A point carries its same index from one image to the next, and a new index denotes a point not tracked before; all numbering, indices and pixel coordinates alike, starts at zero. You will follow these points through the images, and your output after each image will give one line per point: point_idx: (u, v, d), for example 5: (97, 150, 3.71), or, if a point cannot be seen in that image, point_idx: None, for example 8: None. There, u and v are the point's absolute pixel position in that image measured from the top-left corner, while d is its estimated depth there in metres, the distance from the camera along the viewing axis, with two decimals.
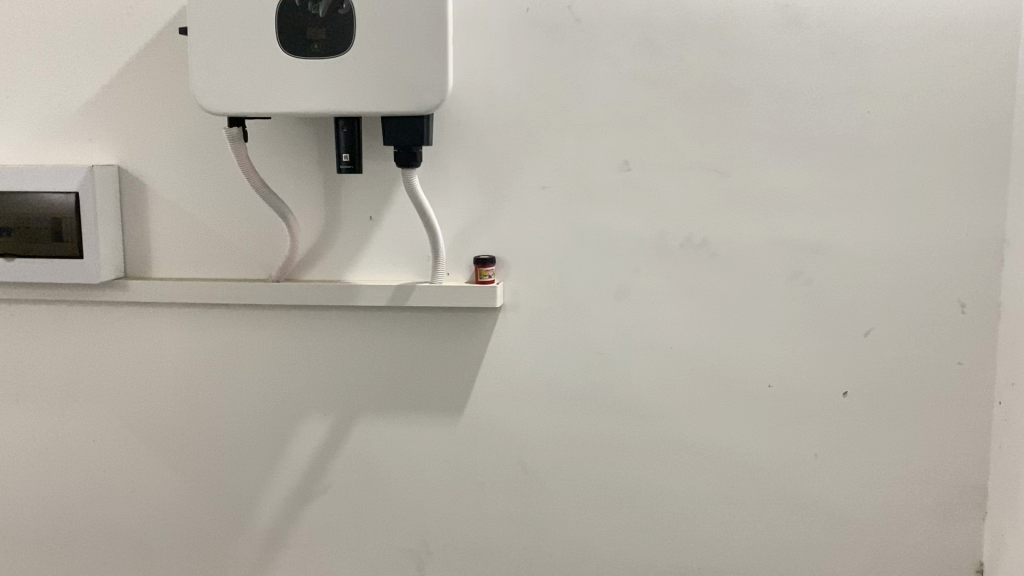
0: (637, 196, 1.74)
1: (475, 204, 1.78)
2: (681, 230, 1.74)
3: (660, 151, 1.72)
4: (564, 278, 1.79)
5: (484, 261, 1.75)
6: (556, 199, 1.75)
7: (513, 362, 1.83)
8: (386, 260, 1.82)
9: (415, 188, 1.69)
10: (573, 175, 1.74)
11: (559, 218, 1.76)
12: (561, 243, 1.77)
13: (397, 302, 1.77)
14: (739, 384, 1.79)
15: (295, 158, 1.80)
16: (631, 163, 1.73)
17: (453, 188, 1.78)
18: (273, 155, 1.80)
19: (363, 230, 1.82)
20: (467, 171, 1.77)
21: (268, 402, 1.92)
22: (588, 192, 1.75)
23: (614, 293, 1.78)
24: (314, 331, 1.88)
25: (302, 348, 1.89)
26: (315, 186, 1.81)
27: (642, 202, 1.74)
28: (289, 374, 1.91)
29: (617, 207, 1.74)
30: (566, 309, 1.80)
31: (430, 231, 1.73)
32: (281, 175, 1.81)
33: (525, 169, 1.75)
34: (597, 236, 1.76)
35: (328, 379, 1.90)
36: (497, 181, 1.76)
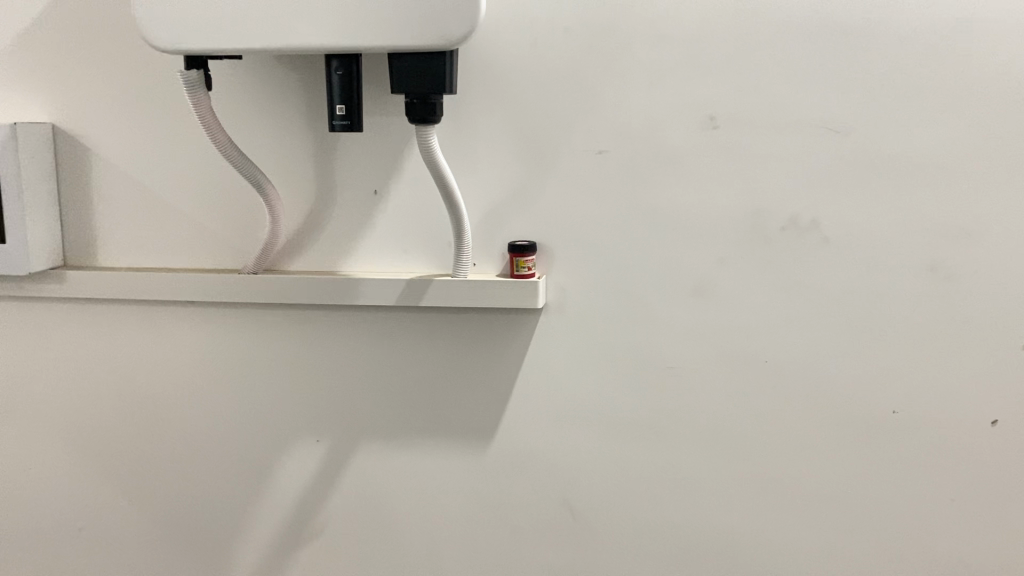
0: (725, 163, 1.32)
1: (511, 173, 1.37)
2: (783, 208, 1.32)
3: (758, 104, 1.30)
4: (625, 270, 1.38)
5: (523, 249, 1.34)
6: (618, 168, 1.34)
7: (559, 377, 1.43)
8: (394, 246, 1.41)
9: (434, 152, 1.28)
10: (640, 135, 1.33)
11: (621, 191, 1.35)
12: (623, 224, 1.36)
13: (409, 299, 1.38)
14: (852, 408, 1.38)
15: (275, 113, 1.38)
16: (717, 119, 1.31)
17: (481, 153, 1.36)
18: (247, 109, 1.38)
19: (365, 206, 1.41)
20: (501, 130, 1.35)
21: (246, 424, 1.52)
22: (661, 157, 1.33)
23: (692, 290, 1.37)
24: (304, 335, 1.48)
25: (289, 355, 1.49)
26: (302, 149, 1.39)
27: (732, 171, 1.32)
28: (272, 389, 1.51)
29: (698, 177, 1.33)
30: (628, 310, 1.39)
31: (453, 209, 1.32)
32: (257, 136, 1.39)
33: (577, 127, 1.33)
34: (671, 215, 1.35)
35: (322, 396, 1.50)
36: (540, 144, 1.35)
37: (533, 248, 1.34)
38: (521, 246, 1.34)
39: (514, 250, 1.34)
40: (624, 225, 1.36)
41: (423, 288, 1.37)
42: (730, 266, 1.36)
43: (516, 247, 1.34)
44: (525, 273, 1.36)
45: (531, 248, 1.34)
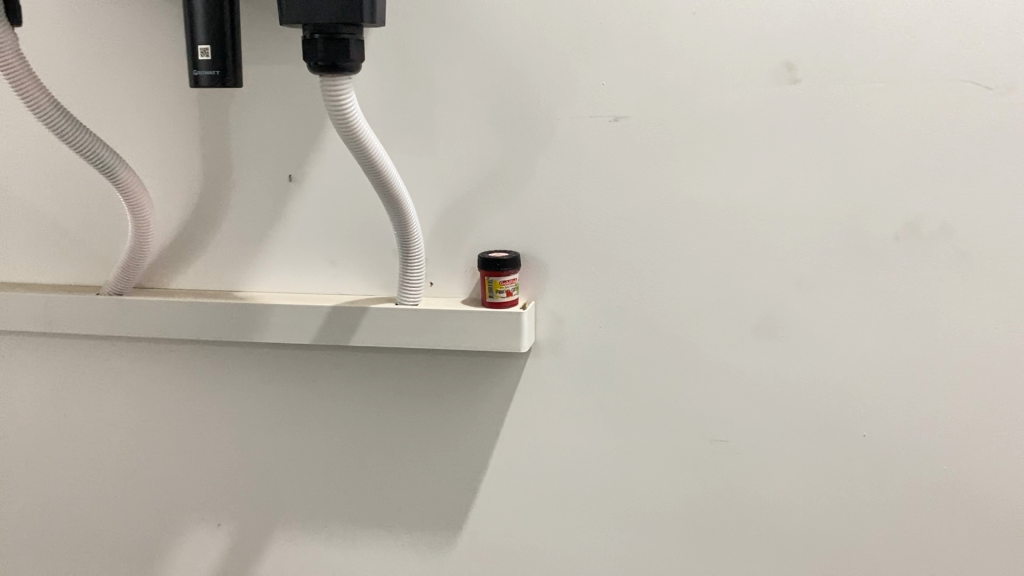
0: (809, 137, 0.85)
1: (483, 149, 0.91)
2: (898, 207, 0.86)
3: (865, 46, 0.82)
4: (652, 296, 0.92)
5: (497, 267, 0.89)
6: (643, 142, 0.88)
7: (555, 446, 0.99)
8: (316, 255, 0.97)
9: (359, 123, 0.82)
10: (677, 93, 0.86)
11: (647, 178, 0.89)
12: (649, 228, 0.90)
13: (336, 335, 0.94)
14: (991, 504, 0.93)
15: (144, 61, 0.95)
16: (799, 70, 0.84)
17: (438, 119, 0.91)
18: (105, 53, 0.95)
19: (274, 198, 0.97)
20: (466, 88, 0.90)
21: (120, 499, 1.09)
22: (710, 126, 0.87)
23: (753, 329, 0.91)
24: (191, 383, 1.04)
25: (173, 410, 1.05)
26: (185, 115, 0.96)
27: (820, 150, 0.86)
28: (154, 454, 1.07)
29: (766, 160, 0.87)
30: (655, 355, 0.94)
31: (393, 203, 0.88)
32: (122, 94, 0.96)
33: (581, 80, 0.88)
34: (724, 214, 0.89)
35: (221, 467, 1.06)
36: (526, 108, 0.89)
37: (513, 264, 0.90)
38: (494, 262, 0.89)
39: (484, 266, 0.90)
40: (653, 229, 0.90)
41: (355, 319, 0.94)
42: (812, 294, 0.90)
43: (487, 263, 0.90)
44: (501, 300, 0.91)
45: (510, 265, 0.89)
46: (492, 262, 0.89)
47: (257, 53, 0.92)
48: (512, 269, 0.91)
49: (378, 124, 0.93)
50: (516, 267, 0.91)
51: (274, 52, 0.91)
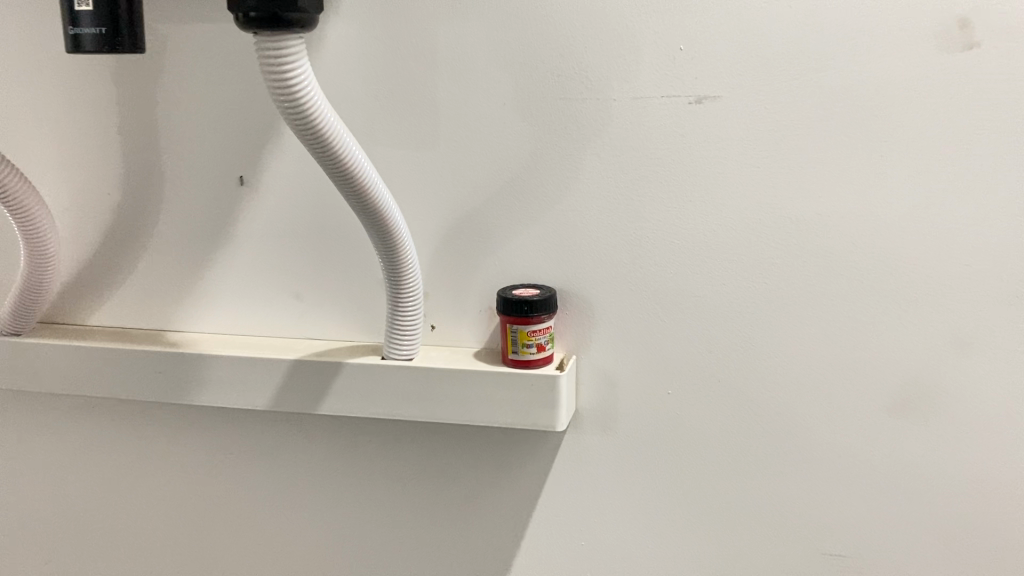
0: (990, 129, 0.58)
1: (506, 143, 0.65)
2: None
3: None
4: (744, 353, 0.65)
5: (525, 312, 0.63)
6: (738, 134, 0.61)
7: (603, 556, 0.71)
8: (277, 285, 0.71)
9: (319, 103, 0.54)
10: (792, 62, 0.59)
11: (743, 186, 0.62)
12: (743, 259, 0.63)
13: (301, 400, 0.68)
14: None
15: (40, 20, 0.69)
16: (979, 31, 0.56)
17: (442, 99, 0.65)
18: None
19: (221, 208, 0.71)
20: (483, 56, 0.63)
21: None
22: (839, 111, 0.59)
23: (888, 403, 0.64)
24: (109, 457, 0.77)
25: (88, 491, 0.78)
26: (100, 94, 0.70)
27: (1004, 148, 0.58)
28: (66, 546, 0.81)
29: (919, 163, 0.59)
30: (746, 437, 0.66)
31: (378, 223, 0.61)
32: (14, 64, 0.70)
33: (650, 44, 0.60)
34: (854, 240, 0.61)
35: (152, 568, 0.79)
36: (568, 85, 0.62)
37: (548, 309, 0.63)
38: (521, 304, 0.63)
39: (507, 310, 0.64)
40: (748, 260, 0.63)
41: (326, 378, 0.67)
42: (980, 356, 0.62)
43: (511, 306, 0.63)
44: (530, 359, 0.64)
45: (543, 310, 0.63)
46: (519, 304, 0.63)
47: (198, 7, 0.66)
48: (547, 316, 0.64)
49: (359, 106, 0.66)
50: (552, 312, 0.65)
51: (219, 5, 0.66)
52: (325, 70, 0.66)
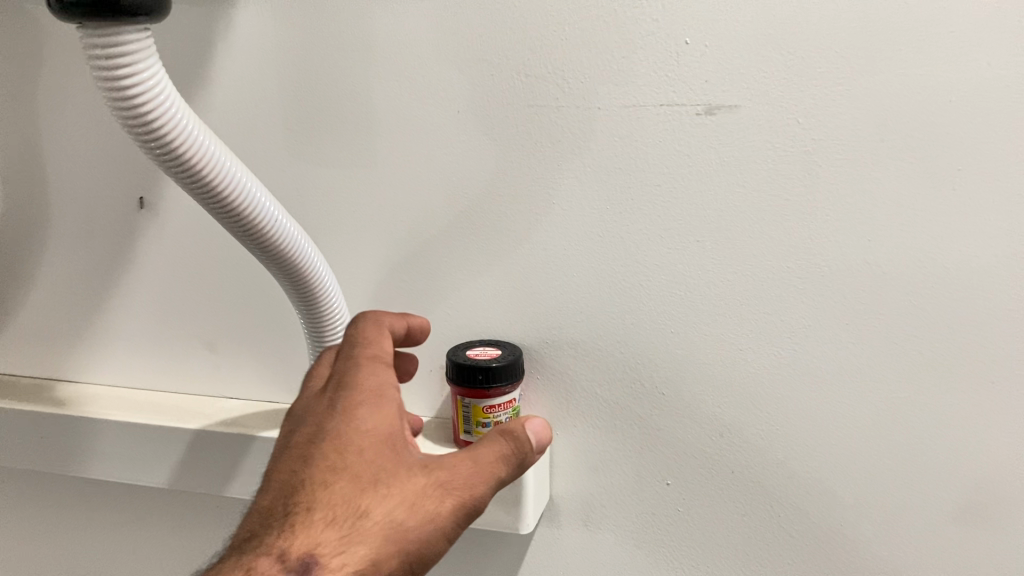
0: None
1: (460, 163, 0.50)
2: None
3: None
4: (766, 439, 0.50)
5: (480, 382, 0.48)
6: (762, 157, 0.46)
7: None
8: (186, 332, 0.58)
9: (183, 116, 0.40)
10: (840, 63, 0.43)
11: (767, 226, 0.47)
12: (764, 320, 0.48)
13: (211, 476, 0.55)
14: None
15: None
16: None
17: (379, 104, 0.50)
18: None
19: (113, 235, 0.57)
20: (429, 52, 0.48)
21: None
22: (901, 129, 0.43)
23: (953, 514, 0.49)
24: None
25: None
26: None
27: None
28: None
29: (1011, 205, 0.43)
30: (765, 543, 0.52)
31: (287, 269, 0.47)
32: None
33: (646, 35, 0.45)
34: (916, 300, 0.46)
35: None
36: (539, 90, 0.47)
37: (511, 379, 0.49)
38: (475, 372, 0.48)
39: (458, 377, 0.49)
40: (772, 321, 0.48)
41: (237, 455, 0.54)
42: None
43: (463, 374, 0.49)
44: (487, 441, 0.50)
45: (503, 381, 0.49)
46: (472, 372, 0.48)
47: None
48: (510, 388, 0.50)
49: (276, 111, 0.52)
50: (517, 382, 0.50)
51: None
52: (233, 65, 0.52)
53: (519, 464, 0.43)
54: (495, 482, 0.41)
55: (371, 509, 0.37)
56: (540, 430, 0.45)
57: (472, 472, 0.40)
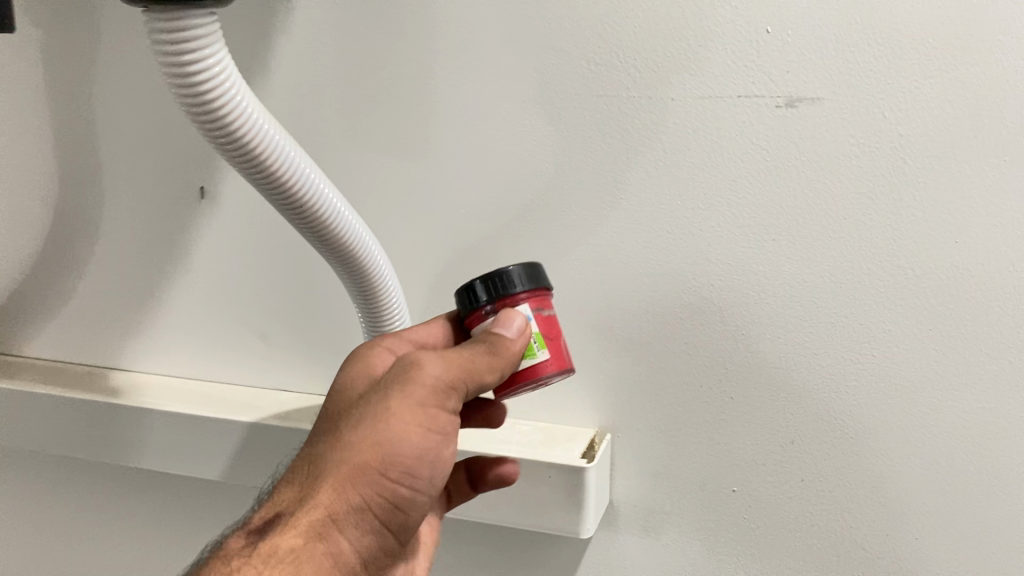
0: None
1: (524, 153, 0.48)
2: None
3: None
4: (840, 447, 0.48)
5: (483, 302, 0.38)
6: (843, 155, 0.43)
7: None
8: (239, 322, 0.57)
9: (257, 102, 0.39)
10: (933, 54, 0.41)
11: (847, 226, 0.44)
12: (839, 327, 0.46)
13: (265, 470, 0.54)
14: None
15: None
16: None
17: (441, 92, 0.49)
18: None
19: (167, 223, 0.56)
20: (496, 41, 0.47)
21: None
22: (996, 126, 0.41)
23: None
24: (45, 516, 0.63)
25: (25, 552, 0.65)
26: (26, 79, 0.55)
27: None
28: None
29: None
30: (833, 557, 0.50)
31: (348, 265, 0.46)
32: None
33: (726, 23, 0.43)
34: (1008, 308, 0.43)
35: None
36: (610, 81, 0.46)
37: (524, 289, 0.38)
38: (477, 290, 0.38)
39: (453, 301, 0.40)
40: (849, 324, 0.46)
41: (290, 449, 0.53)
42: None
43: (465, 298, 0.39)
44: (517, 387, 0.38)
45: (515, 289, 0.38)
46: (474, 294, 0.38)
47: None
48: (532, 304, 0.38)
49: (336, 99, 0.51)
50: (542, 295, 0.39)
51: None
52: (290, 49, 0.50)
53: (488, 364, 0.36)
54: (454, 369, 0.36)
55: (327, 444, 0.36)
56: (512, 324, 0.37)
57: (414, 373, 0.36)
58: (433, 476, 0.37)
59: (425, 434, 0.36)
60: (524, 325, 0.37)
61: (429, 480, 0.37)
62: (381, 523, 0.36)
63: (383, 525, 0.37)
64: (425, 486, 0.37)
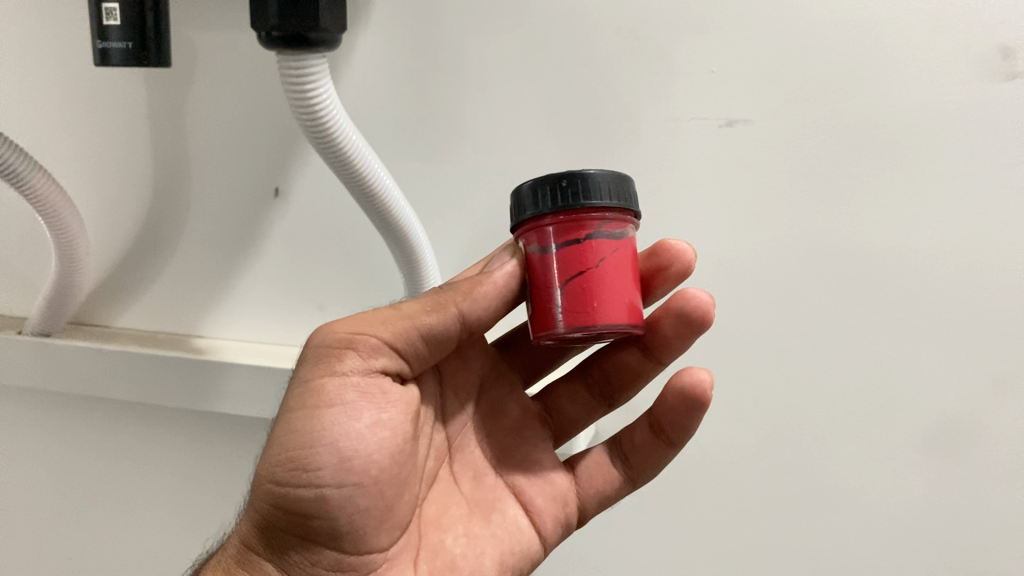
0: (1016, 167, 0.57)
1: (529, 161, 0.64)
2: None
3: None
4: (765, 375, 0.66)
5: (549, 210, 0.45)
6: (767, 161, 0.60)
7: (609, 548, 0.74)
8: (301, 294, 0.72)
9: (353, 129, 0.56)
10: (828, 90, 0.58)
11: (768, 213, 0.62)
12: (763, 284, 0.63)
13: None
14: None
15: (75, 29, 0.68)
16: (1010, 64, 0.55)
17: (468, 116, 0.64)
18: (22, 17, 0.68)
19: (245, 218, 0.70)
20: (511, 78, 0.62)
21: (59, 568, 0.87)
22: (870, 141, 0.58)
23: (903, 433, 0.64)
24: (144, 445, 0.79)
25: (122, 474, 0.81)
26: (129, 104, 0.69)
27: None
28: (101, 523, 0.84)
29: (945, 196, 0.59)
30: (757, 456, 0.68)
31: (400, 248, 0.61)
32: (52, 72, 0.70)
33: (683, 66, 0.59)
34: (883, 269, 0.61)
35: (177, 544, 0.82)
36: (596, 107, 0.62)
37: (600, 205, 0.45)
38: (548, 193, 0.45)
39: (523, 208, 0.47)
40: (773, 283, 0.63)
41: None
42: (998, 398, 0.62)
43: (541, 200, 0.45)
44: (558, 304, 0.45)
45: (584, 203, 0.44)
46: (541, 199, 0.45)
47: (228, 21, 0.65)
48: (605, 223, 0.45)
49: (383, 120, 0.66)
50: (615, 219, 0.46)
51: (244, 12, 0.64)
52: (351, 83, 0.65)
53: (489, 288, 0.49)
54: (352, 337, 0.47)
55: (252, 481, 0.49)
56: (506, 263, 0.49)
57: (308, 379, 0.48)
58: (340, 466, 0.46)
59: (318, 425, 0.46)
60: (515, 261, 0.49)
61: (337, 472, 0.46)
62: (295, 534, 0.47)
63: (303, 531, 0.47)
64: (334, 480, 0.46)
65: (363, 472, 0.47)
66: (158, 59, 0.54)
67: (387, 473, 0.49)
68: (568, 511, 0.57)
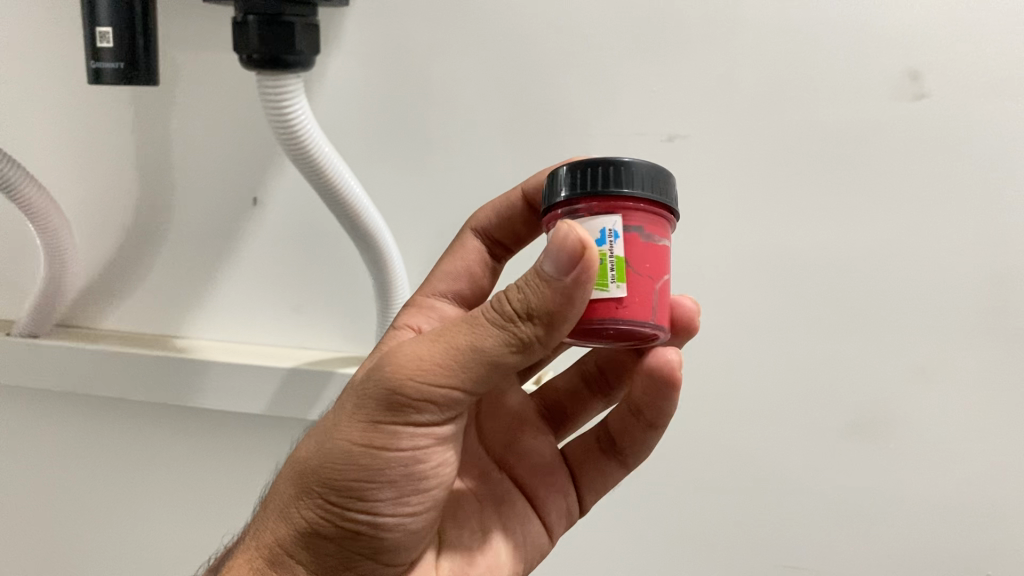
0: (921, 178, 0.63)
1: (488, 173, 0.70)
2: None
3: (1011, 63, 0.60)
4: (704, 365, 0.72)
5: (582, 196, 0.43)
6: (703, 172, 0.66)
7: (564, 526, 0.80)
8: (277, 296, 0.77)
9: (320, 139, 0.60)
10: (756, 109, 0.64)
11: (704, 219, 0.68)
12: (701, 281, 0.70)
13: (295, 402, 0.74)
14: None
15: (67, 49, 0.73)
16: (914, 87, 0.62)
17: (432, 130, 0.69)
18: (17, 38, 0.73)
19: (225, 225, 0.75)
20: (471, 97, 0.68)
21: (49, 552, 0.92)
22: (793, 155, 0.65)
23: (825, 418, 0.71)
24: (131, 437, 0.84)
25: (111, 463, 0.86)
26: (117, 118, 0.74)
27: (932, 195, 0.64)
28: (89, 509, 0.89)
29: (859, 205, 0.65)
30: (699, 440, 0.74)
31: (371, 254, 0.66)
32: (44, 88, 0.74)
33: (627, 87, 0.65)
34: (805, 269, 0.67)
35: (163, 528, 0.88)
36: (549, 123, 0.67)
37: (635, 195, 0.42)
38: (584, 178, 0.43)
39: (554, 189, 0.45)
40: (709, 281, 0.70)
41: (318, 388, 0.73)
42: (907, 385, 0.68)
43: (573, 185, 0.43)
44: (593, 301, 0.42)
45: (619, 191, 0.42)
46: (574, 184, 0.43)
47: (211, 43, 0.70)
48: (638, 216, 0.43)
49: (355, 134, 0.71)
50: (650, 213, 0.43)
51: (227, 35, 0.70)
52: (326, 100, 0.70)
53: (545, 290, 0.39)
54: (431, 370, 0.41)
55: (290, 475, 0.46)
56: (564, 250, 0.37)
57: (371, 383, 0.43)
58: (402, 478, 0.45)
59: (388, 453, 0.44)
60: None
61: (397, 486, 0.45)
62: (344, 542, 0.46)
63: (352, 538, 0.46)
64: (391, 496, 0.46)
65: (420, 481, 0.46)
66: (147, 77, 0.59)
67: (439, 491, 0.48)
68: (570, 501, 0.62)
